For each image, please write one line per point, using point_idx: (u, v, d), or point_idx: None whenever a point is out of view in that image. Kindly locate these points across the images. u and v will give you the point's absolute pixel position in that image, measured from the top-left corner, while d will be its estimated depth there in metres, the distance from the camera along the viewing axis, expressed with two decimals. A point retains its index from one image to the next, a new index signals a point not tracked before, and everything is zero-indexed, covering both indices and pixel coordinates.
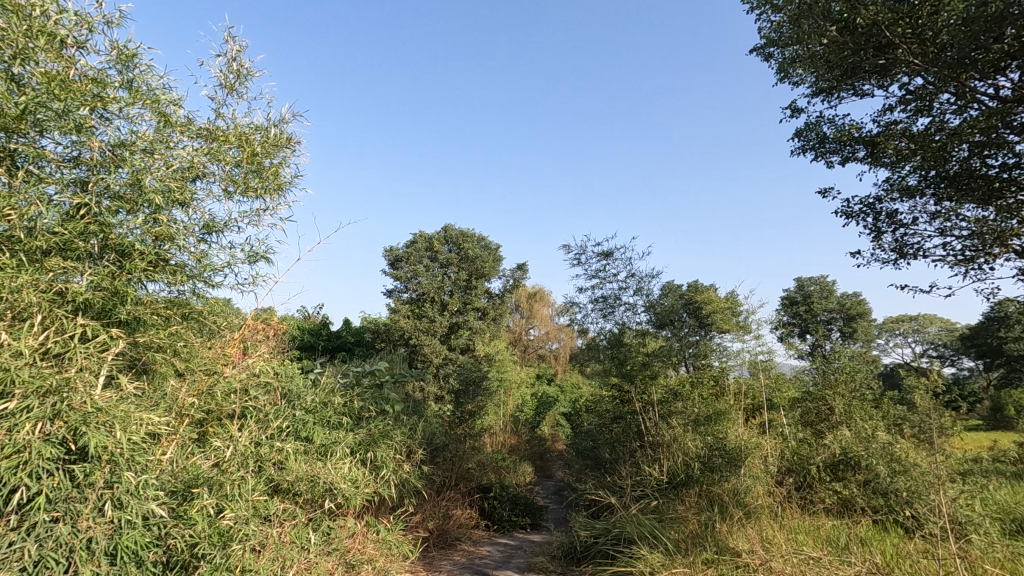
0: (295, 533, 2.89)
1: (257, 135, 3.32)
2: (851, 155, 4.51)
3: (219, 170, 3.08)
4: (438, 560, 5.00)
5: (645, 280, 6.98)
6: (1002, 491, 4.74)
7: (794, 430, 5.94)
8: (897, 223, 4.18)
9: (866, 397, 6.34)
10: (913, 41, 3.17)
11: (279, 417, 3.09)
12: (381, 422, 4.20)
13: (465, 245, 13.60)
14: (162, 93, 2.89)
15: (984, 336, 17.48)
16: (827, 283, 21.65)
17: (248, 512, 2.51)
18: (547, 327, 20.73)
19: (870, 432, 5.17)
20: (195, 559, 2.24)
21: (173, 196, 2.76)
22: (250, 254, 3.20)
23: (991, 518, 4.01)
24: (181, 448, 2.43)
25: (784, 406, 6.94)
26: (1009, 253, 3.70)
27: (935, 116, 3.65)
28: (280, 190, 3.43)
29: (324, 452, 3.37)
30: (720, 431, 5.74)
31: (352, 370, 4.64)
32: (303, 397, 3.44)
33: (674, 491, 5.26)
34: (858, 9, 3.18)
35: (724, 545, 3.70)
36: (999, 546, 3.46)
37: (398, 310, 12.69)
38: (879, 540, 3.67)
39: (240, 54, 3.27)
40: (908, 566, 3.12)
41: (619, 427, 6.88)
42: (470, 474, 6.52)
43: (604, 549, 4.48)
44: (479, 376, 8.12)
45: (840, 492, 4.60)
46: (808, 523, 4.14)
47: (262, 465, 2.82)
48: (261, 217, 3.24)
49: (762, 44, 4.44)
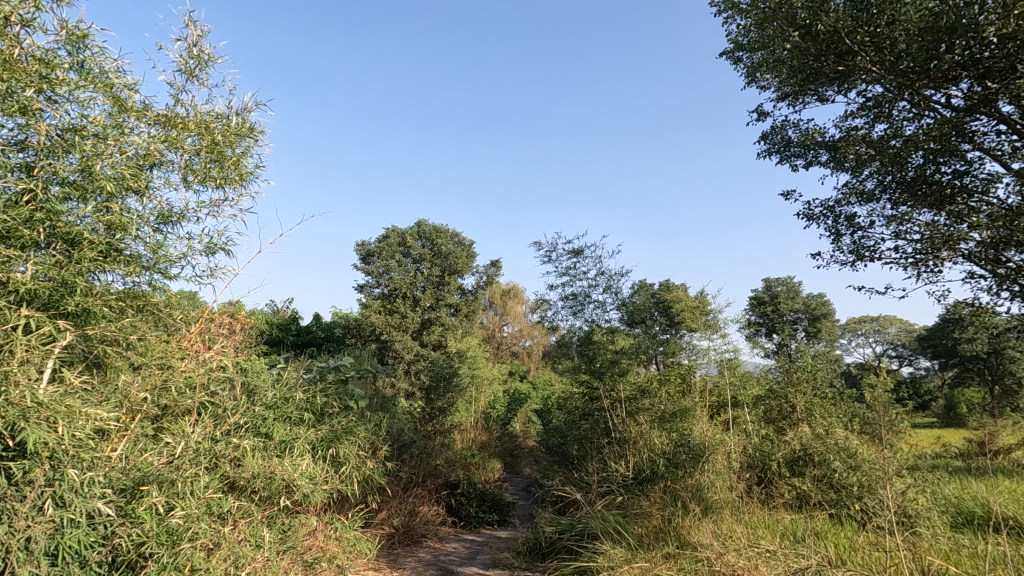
0: (250, 531, 2.83)
1: (218, 124, 3.21)
2: (814, 159, 4.61)
3: (176, 158, 2.97)
4: (403, 557, 4.97)
5: (614, 278, 7.05)
6: (950, 485, 4.94)
7: (757, 427, 6.09)
8: (855, 225, 4.28)
9: (826, 395, 6.54)
10: (870, 50, 3.23)
11: (238, 413, 2.99)
12: (345, 418, 4.13)
13: (438, 240, 13.49)
14: (117, 77, 2.78)
15: (939, 337, 18.12)
16: (793, 283, 22.13)
17: (200, 511, 2.44)
18: (521, 325, 20.83)
19: (828, 428, 5.33)
20: (142, 558, 2.18)
21: (127, 184, 2.65)
22: (208, 245, 3.10)
23: (938, 512, 4.17)
24: (133, 444, 2.33)
25: (748, 404, 7.08)
26: (957, 257, 3.83)
27: (892, 123, 3.76)
28: (241, 180, 3.33)
29: (283, 449, 3.30)
30: (685, 428, 5.84)
31: (316, 365, 4.55)
32: (263, 392, 3.36)
33: (639, 487, 5.32)
34: (820, 16, 3.24)
35: (685, 540, 3.76)
36: (943, 538, 3.60)
37: (370, 305, 12.53)
38: (833, 533, 3.79)
39: (201, 39, 3.17)
40: (859, 559, 3.22)
41: (587, 424, 6.87)
42: (438, 470, 6.50)
43: (568, 544, 4.51)
44: (450, 373, 8.09)
45: (798, 487, 4.72)
46: (767, 517, 4.23)
47: (217, 462, 2.73)
48: (221, 208, 3.13)
49: (730, 49, 4.47)
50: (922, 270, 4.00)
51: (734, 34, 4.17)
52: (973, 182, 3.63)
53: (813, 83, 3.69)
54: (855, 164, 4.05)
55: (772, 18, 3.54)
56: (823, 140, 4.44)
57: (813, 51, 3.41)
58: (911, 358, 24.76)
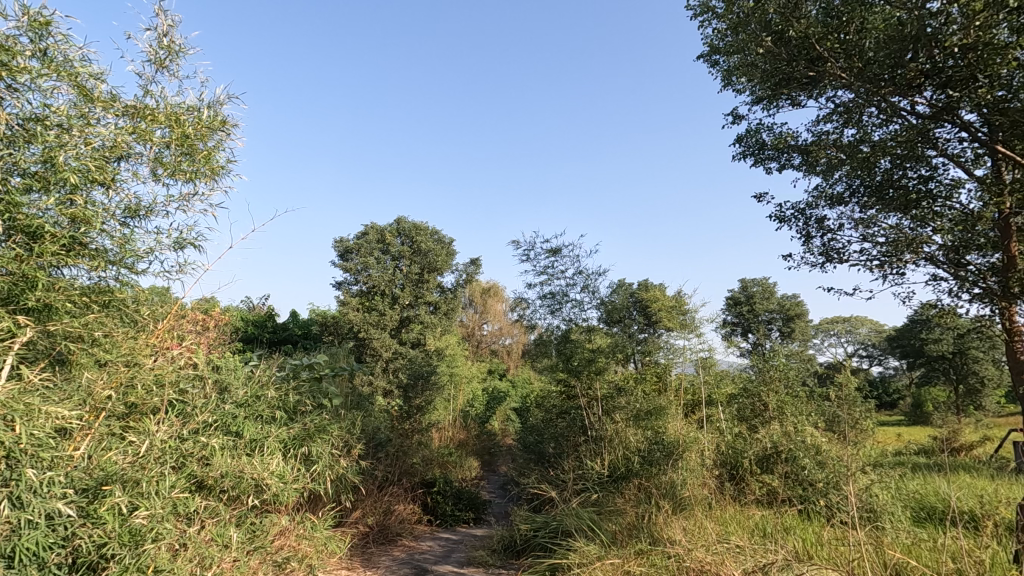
0: (217, 531, 2.78)
1: (189, 116, 3.14)
2: (787, 162, 4.68)
3: (145, 151, 2.90)
4: (377, 557, 4.93)
5: (592, 277, 7.10)
6: (913, 481, 5.09)
7: (730, 425, 6.20)
8: (825, 228, 4.36)
9: (797, 394, 6.69)
10: (840, 57, 3.26)
11: (207, 411, 2.93)
12: (318, 416, 4.08)
13: (418, 238, 13.39)
14: (82, 66, 2.70)
15: (906, 337, 18.65)
16: (768, 284, 22.54)
17: (165, 511, 2.39)
18: (501, 323, 20.87)
19: (799, 426, 5.45)
20: (104, 559, 2.14)
21: (92, 177, 2.58)
22: (177, 240, 3.03)
23: (901, 507, 4.29)
24: (97, 442, 2.27)
25: (722, 402, 7.21)
26: (920, 260, 3.93)
27: (861, 128, 3.72)
28: (212, 174, 3.27)
29: (253, 448, 3.25)
30: (660, 426, 5.93)
31: (289, 363, 4.49)
32: (234, 390, 3.30)
33: (614, 485, 5.38)
34: (792, 22, 3.28)
35: (658, 537, 3.80)
36: (904, 532, 3.70)
37: (348, 303, 12.40)
38: (801, 528, 3.87)
39: (172, 29, 3.10)
40: (826, 553, 3.30)
41: (564, 422, 6.89)
42: (414, 469, 6.47)
43: (542, 542, 4.54)
44: (428, 371, 8.05)
45: (768, 483, 4.81)
46: (738, 513, 4.29)
47: (184, 461, 2.67)
48: (191, 202, 3.07)
49: (706, 52, 4.46)
50: (889, 272, 4.10)
51: (709, 37, 4.14)
52: (938, 187, 3.64)
53: (784, 88, 3.66)
54: (826, 168, 4.01)
55: (747, 22, 3.55)
56: (796, 144, 4.52)
57: (785, 57, 3.42)
58: (882, 358, 25.48)
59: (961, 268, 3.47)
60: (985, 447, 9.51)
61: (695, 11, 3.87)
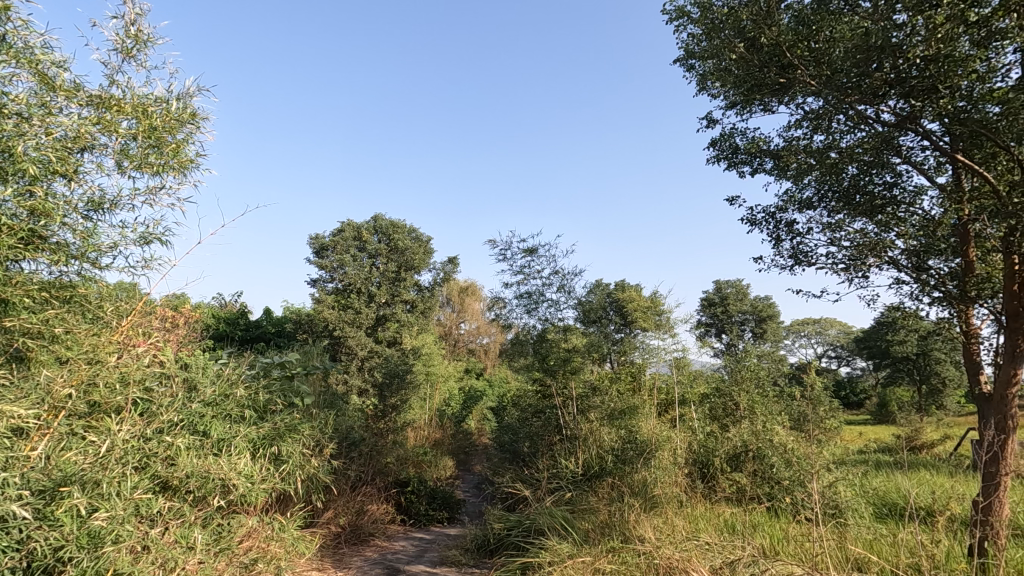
0: (180, 532, 2.72)
1: (158, 107, 3.05)
2: (760, 167, 4.77)
3: (111, 142, 2.82)
4: (348, 557, 4.88)
5: (568, 277, 7.14)
6: (876, 479, 5.24)
7: (702, 424, 6.30)
8: (795, 231, 4.45)
9: (767, 393, 6.84)
10: (810, 64, 3.34)
11: (173, 409, 2.85)
12: (289, 415, 4.02)
13: (395, 235, 13.26)
14: (43, 53, 2.60)
15: (872, 340, 19.20)
16: (742, 285, 22.90)
17: (126, 512, 2.33)
18: (478, 322, 20.86)
19: (768, 425, 5.57)
20: (61, 563, 2.07)
21: (53, 168, 2.51)
22: (142, 235, 2.95)
23: (864, 503, 4.42)
24: (55, 442, 2.20)
25: (695, 401, 7.32)
26: (883, 264, 4.03)
27: (830, 134, 3.71)
28: (181, 167, 3.18)
29: (221, 447, 3.18)
30: (634, 425, 6.00)
31: (260, 361, 4.40)
32: (203, 388, 3.23)
33: (588, 483, 5.41)
34: (764, 28, 3.33)
35: (630, 534, 3.84)
36: (865, 528, 3.81)
37: (323, 301, 12.22)
38: (768, 525, 3.95)
39: (140, 18, 3.01)
40: (790, 549, 3.38)
41: (539, 421, 6.92)
42: (388, 469, 6.41)
43: (515, 540, 4.55)
44: (404, 370, 7.99)
45: (738, 481, 4.90)
46: (709, 511, 4.37)
47: (147, 461, 2.60)
48: (157, 196, 2.99)
49: (682, 55, 4.47)
50: (853, 275, 4.21)
51: (685, 41, 4.13)
52: (902, 194, 3.64)
53: (756, 94, 3.66)
54: (795, 173, 3.92)
55: (721, 27, 3.57)
56: (768, 149, 4.61)
57: (756, 63, 3.49)
58: (851, 359, 26.29)
59: (923, 272, 3.58)
60: (945, 445, 9.85)
61: (670, 15, 3.88)
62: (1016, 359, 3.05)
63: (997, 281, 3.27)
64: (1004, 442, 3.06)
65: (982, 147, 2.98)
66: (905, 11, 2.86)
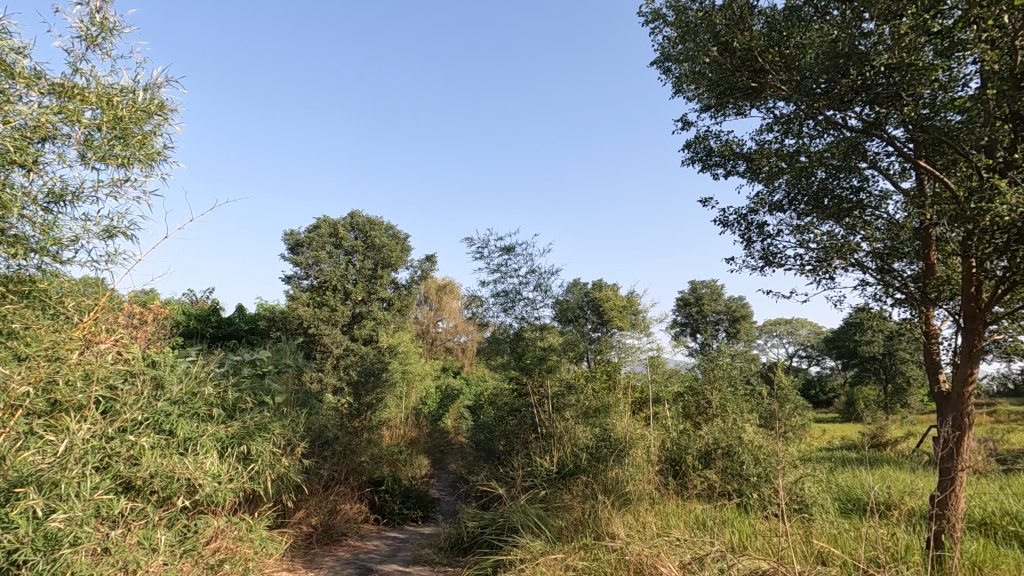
0: (144, 534, 2.65)
1: (124, 97, 2.96)
2: (733, 170, 4.84)
3: (73, 132, 2.72)
4: (320, 557, 4.83)
5: (545, 276, 7.16)
6: (842, 475, 5.37)
7: (675, 423, 6.39)
8: (765, 232, 4.53)
9: (738, 392, 6.97)
10: (781, 69, 3.40)
11: (137, 408, 2.77)
12: (259, 414, 3.94)
13: (372, 232, 13.15)
14: (2, 38, 2.50)
15: (840, 341, 19.67)
16: (716, 285, 23.21)
17: (86, 513, 2.26)
18: (456, 320, 20.80)
19: (738, 423, 5.67)
20: (15, 566, 2.02)
21: (12, 158, 2.42)
22: (107, 228, 2.86)
23: (829, 499, 4.54)
24: (10, 443, 2.11)
25: (669, 400, 7.41)
26: (848, 265, 4.14)
27: (799, 139, 3.79)
28: (148, 160, 3.08)
29: (187, 447, 3.11)
30: (608, 423, 6.05)
31: (229, 359, 4.30)
32: (169, 387, 3.14)
33: (562, 481, 5.45)
34: (737, 33, 3.40)
35: (602, 531, 3.88)
36: (829, 522, 3.91)
37: (297, 298, 12.03)
38: (737, 521, 4.03)
39: (105, 4, 2.92)
40: (757, 544, 3.45)
41: (514, 420, 6.93)
42: (362, 467, 6.35)
43: (489, 539, 4.56)
44: (379, 368, 7.90)
45: (708, 478, 4.99)
46: (680, 507, 4.43)
47: (109, 461, 2.54)
48: (123, 188, 2.90)
49: (659, 57, 4.50)
50: (821, 276, 4.32)
51: (661, 44, 4.15)
52: (869, 198, 3.73)
53: (729, 97, 3.69)
54: (767, 176, 3.99)
55: (696, 31, 3.61)
56: (741, 152, 4.69)
57: (728, 67, 3.52)
58: (821, 358, 26.99)
59: (887, 274, 3.68)
60: (908, 442, 10.16)
61: (647, 18, 3.90)
62: (972, 359, 3.17)
63: (956, 283, 3.37)
64: (959, 438, 3.19)
65: (943, 154, 3.07)
66: (873, 20, 2.92)
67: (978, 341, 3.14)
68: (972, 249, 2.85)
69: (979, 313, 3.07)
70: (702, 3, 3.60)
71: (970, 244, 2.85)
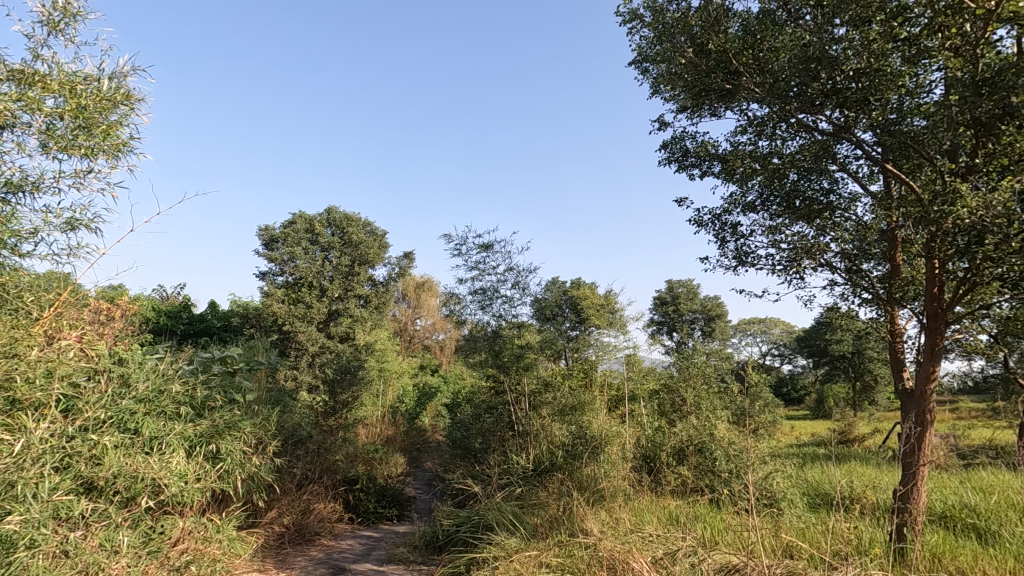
0: (105, 535, 2.58)
1: (88, 85, 2.86)
2: (708, 171, 4.90)
3: (33, 120, 2.63)
4: (292, 557, 4.76)
5: (522, 274, 7.17)
6: (812, 471, 5.48)
7: (650, 420, 6.46)
8: (738, 232, 4.59)
9: (713, 390, 7.07)
10: (754, 72, 3.42)
11: (101, 406, 2.69)
12: (229, 412, 3.86)
13: (349, 229, 12.99)
14: None
15: (812, 339, 20.06)
16: (693, 285, 23.49)
17: (43, 515, 2.19)
18: (434, 319, 20.70)
19: (712, 421, 5.75)
20: None
21: None
22: (68, 221, 2.77)
23: (798, 494, 4.64)
24: None
25: (645, 398, 7.49)
26: (818, 266, 4.22)
27: (772, 141, 3.84)
28: (114, 151, 2.98)
29: (152, 446, 3.01)
30: (584, 420, 6.09)
31: (199, 356, 4.20)
32: (136, 384, 3.05)
33: (538, 479, 5.46)
34: (712, 35, 3.42)
35: (576, 527, 3.91)
36: (797, 516, 3.99)
37: (272, 294, 11.83)
38: (709, 516, 4.10)
39: None
40: (727, 539, 3.51)
41: (491, 417, 6.91)
42: (337, 466, 6.28)
43: (463, 537, 4.55)
44: (356, 366, 7.81)
45: (681, 474, 5.06)
46: (654, 503, 4.48)
47: (69, 461, 2.46)
48: (86, 180, 2.81)
49: (637, 58, 4.52)
50: (791, 276, 4.40)
51: (639, 44, 4.16)
52: (838, 200, 3.80)
53: (704, 98, 3.71)
54: (741, 177, 4.04)
55: (672, 33, 3.64)
56: (716, 153, 4.75)
57: (703, 68, 3.55)
58: (793, 356, 27.60)
59: (856, 274, 3.76)
60: (875, 438, 10.44)
61: (624, 17, 3.91)
62: (934, 357, 3.26)
63: (920, 284, 3.46)
64: (921, 434, 3.28)
65: (910, 158, 3.14)
66: (844, 25, 2.97)
67: (940, 340, 3.23)
68: (936, 250, 2.92)
69: (942, 312, 3.16)
70: (679, 4, 3.64)
71: (933, 245, 2.92)
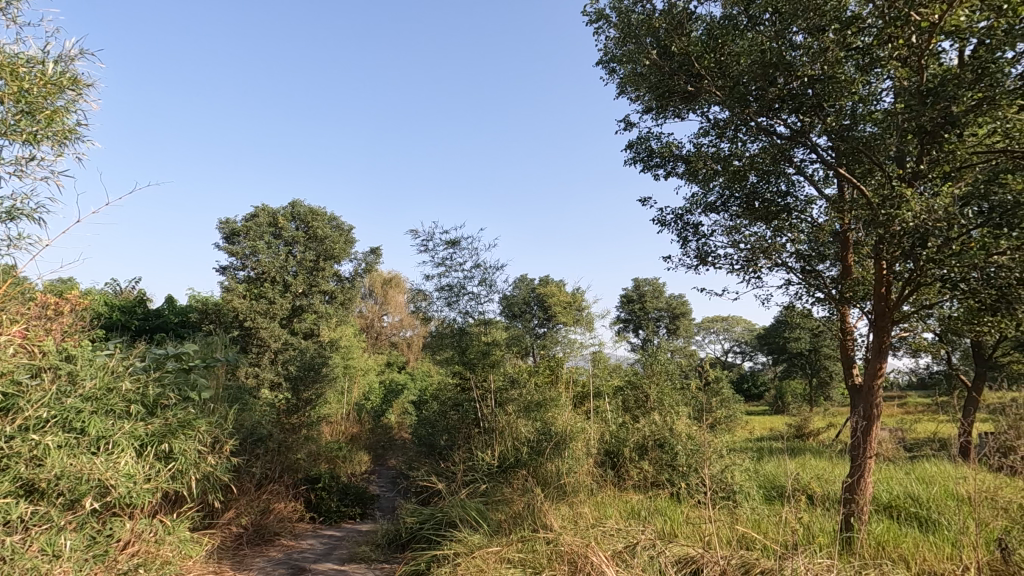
0: (47, 539, 2.48)
1: (32, 68, 2.72)
2: (672, 171, 4.98)
3: None
4: (250, 558, 4.66)
5: (489, 270, 7.16)
6: (769, 465, 5.64)
7: (615, 416, 6.56)
8: (700, 232, 4.69)
9: (675, 387, 7.21)
10: (716, 76, 3.49)
11: (44, 405, 2.56)
12: (184, 410, 3.73)
13: (314, 223, 12.75)
14: None
15: (771, 338, 20.65)
16: (659, 284, 23.87)
17: None
18: (401, 315, 20.52)
19: (674, 417, 5.87)
20: None
21: None
22: (8, 210, 2.63)
23: (754, 488, 4.78)
24: None
25: (609, 394, 7.59)
26: (774, 265, 4.35)
27: (733, 143, 3.92)
28: (60, 138, 2.85)
29: (100, 445, 2.88)
30: (549, 417, 6.14)
31: (151, 353, 4.02)
32: (82, 382, 2.90)
33: (503, 474, 5.47)
34: (675, 38, 3.47)
35: (539, 522, 3.95)
36: (753, 508, 4.11)
37: (232, 289, 11.45)
38: (670, 509, 4.19)
39: None
40: (684, 531, 3.59)
41: (456, 414, 6.90)
42: (298, 465, 6.16)
43: (427, 534, 4.53)
44: (320, 362, 7.66)
45: (643, 469, 5.15)
46: (617, 497, 4.57)
47: (8, 462, 2.37)
48: (28, 167, 2.67)
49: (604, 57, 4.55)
50: (749, 275, 4.53)
51: (605, 45, 4.19)
52: (794, 203, 3.92)
53: (668, 100, 3.78)
54: (703, 178, 4.12)
55: (637, 34, 3.67)
56: (679, 154, 4.84)
57: (667, 70, 3.61)
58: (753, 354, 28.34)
59: (810, 275, 3.90)
60: (829, 433, 10.83)
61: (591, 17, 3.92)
62: (881, 354, 3.40)
63: (869, 285, 3.61)
64: (867, 428, 3.43)
65: (860, 163, 3.25)
66: (802, 32, 3.01)
67: (887, 339, 3.38)
68: (883, 252, 3.04)
69: (889, 311, 3.29)
70: (644, 6, 3.67)
71: (880, 247, 3.03)
